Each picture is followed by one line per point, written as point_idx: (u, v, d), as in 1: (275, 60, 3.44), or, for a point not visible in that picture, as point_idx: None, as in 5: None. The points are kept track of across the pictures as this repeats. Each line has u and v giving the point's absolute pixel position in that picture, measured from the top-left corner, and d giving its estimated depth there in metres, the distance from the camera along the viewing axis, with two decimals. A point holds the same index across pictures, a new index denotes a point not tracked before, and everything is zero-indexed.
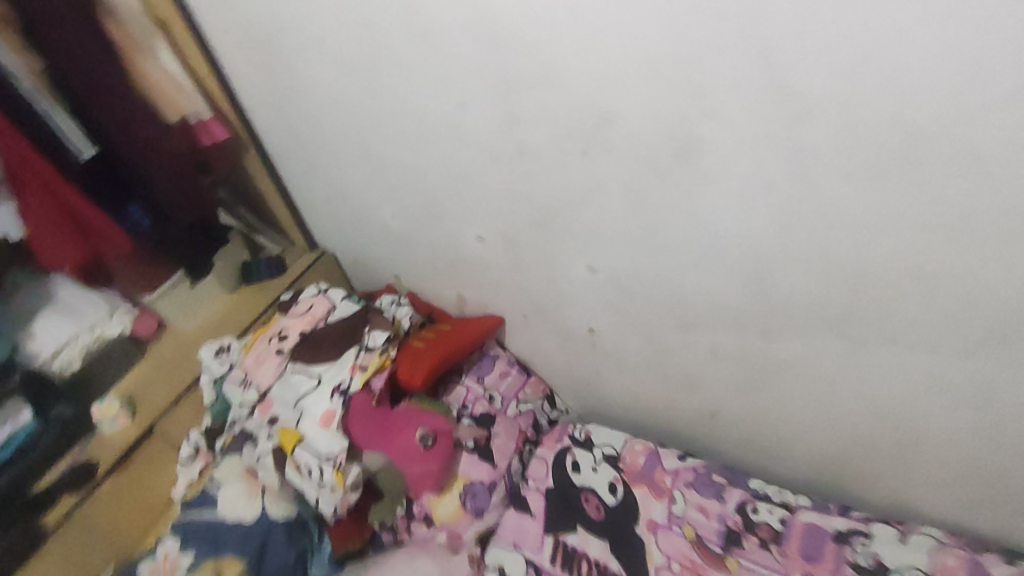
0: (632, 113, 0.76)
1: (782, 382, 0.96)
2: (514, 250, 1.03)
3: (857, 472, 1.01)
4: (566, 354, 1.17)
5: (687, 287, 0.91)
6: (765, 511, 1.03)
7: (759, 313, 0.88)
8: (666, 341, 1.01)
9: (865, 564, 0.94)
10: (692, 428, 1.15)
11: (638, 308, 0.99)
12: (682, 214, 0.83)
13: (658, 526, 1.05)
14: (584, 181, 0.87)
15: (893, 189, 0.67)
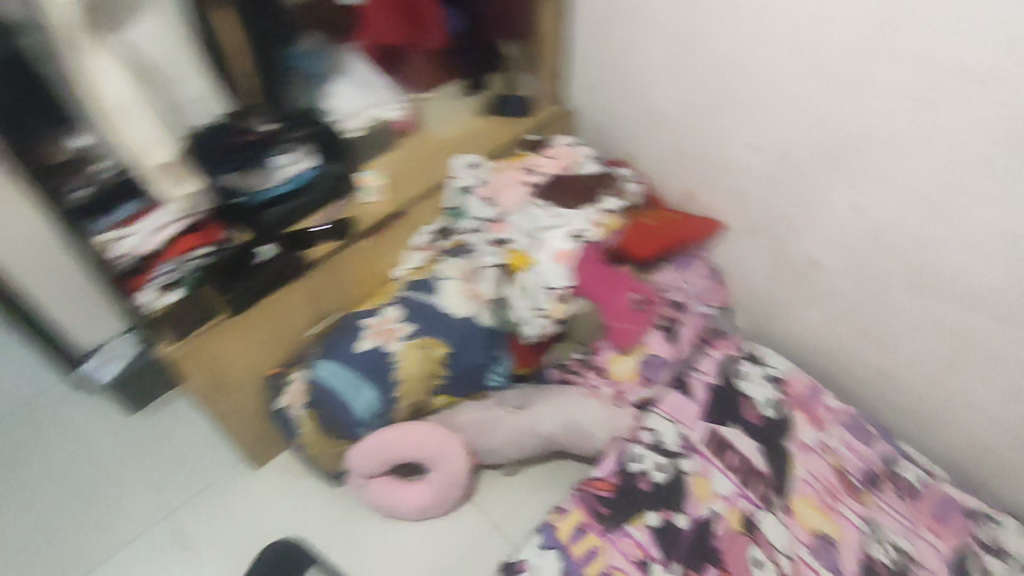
0: (1007, 80, 0.79)
1: (982, 372, 1.02)
2: (784, 168, 1.09)
3: (1005, 471, 1.10)
4: (770, 277, 1.25)
5: (950, 260, 0.96)
6: (907, 468, 1.15)
7: (1006, 303, 0.93)
8: (888, 299, 1.08)
9: (988, 541, 1.07)
10: (855, 382, 1.24)
11: (878, 262, 1.05)
12: (990, 190, 0.87)
13: (807, 447, 1.17)
14: (904, 127, 0.91)
15: None
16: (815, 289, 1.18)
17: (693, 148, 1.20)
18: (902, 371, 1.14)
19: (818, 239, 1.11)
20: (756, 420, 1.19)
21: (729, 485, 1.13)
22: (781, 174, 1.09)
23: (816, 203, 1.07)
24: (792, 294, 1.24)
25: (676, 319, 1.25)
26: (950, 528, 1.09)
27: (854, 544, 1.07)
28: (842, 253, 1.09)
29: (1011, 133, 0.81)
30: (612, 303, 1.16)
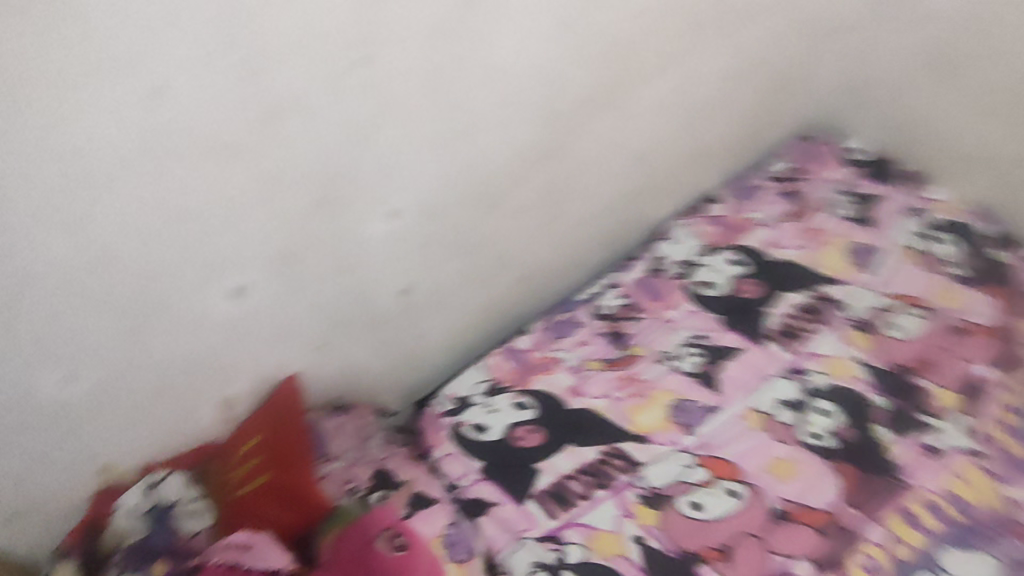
0: (300, 48, 0.69)
1: (566, 197, 1.04)
2: (260, 313, 0.82)
3: (626, 226, 1.20)
4: (389, 343, 0.99)
5: (440, 193, 0.87)
6: (608, 300, 1.16)
7: (517, 165, 0.93)
8: (430, 268, 0.94)
9: (677, 269, 1.19)
10: (503, 328, 1.16)
11: (383, 273, 0.89)
12: (398, 143, 0.81)
13: (577, 387, 1.05)
14: (280, 160, 0.74)
15: (532, 34, 0.84)
16: (416, 318, 0.99)
17: (138, 395, 0.79)
18: (503, 291, 1.09)
19: (390, 265, 0.89)
20: (539, 430, 1.01)
21: (612, 493, 0.95)
22: (278, 303, 0.83)
23: (303, 294, 0.84)
24: (394, 350, 1.01)
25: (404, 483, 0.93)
26: (665, 292, 1.16)
27: (686, 385, 1.04)
28: (421, 247, 0.90)
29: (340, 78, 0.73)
30: None
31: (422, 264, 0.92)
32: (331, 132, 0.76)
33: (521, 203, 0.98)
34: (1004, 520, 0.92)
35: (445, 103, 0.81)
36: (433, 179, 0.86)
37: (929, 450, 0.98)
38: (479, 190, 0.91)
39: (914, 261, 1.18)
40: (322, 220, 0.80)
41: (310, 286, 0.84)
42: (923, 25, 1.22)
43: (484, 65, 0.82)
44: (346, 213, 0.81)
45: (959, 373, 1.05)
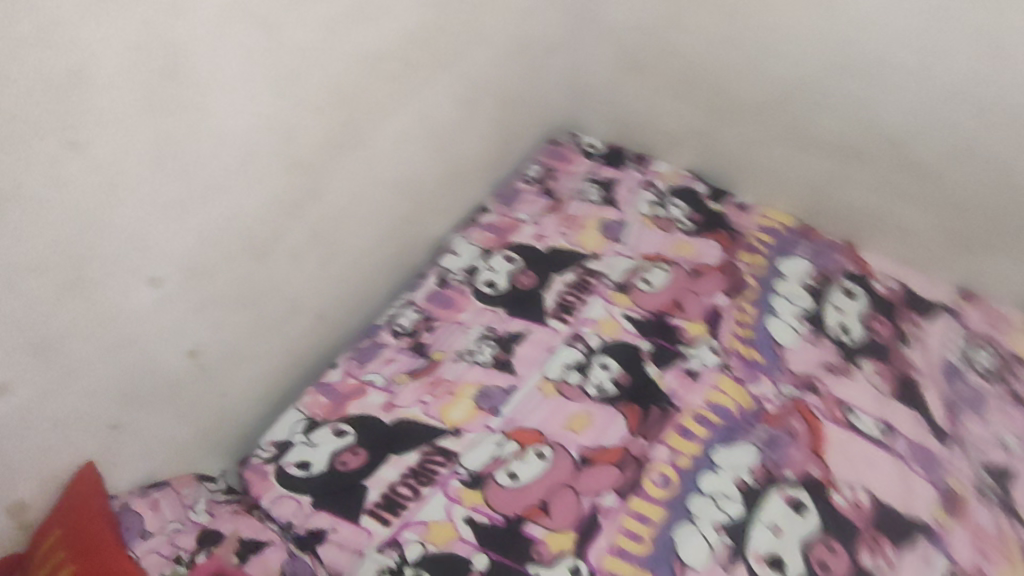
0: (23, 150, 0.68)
1: (338, 234, 1.13)
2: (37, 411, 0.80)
3: (405, 248, 1.31)
4: (192, 407, 1.00)
5: (206, 253, 0.92)
6: (405, 317, 1.26)
7: (278, 214, 1.00)
8: (213, 324, 0.97)
9: (461, 276, 1.32)
10: (311, 367, 1.21)
11: (164, 338, 0.91)
12: (152, 219, 0.83)
13: (390, 401, 1.13)
14: (25, 261, 0.73)
15: (265, 99, 0.90)
16: (214, 377, 1.02)
17: None
18: (300, 331, 1.14)
19: (171, 331, 0.92)
20: (361, 450, 1.07)
21: (437, 487, 1.03)
22: (57, 396, 0.82)
23: (85, 382, 0.84)
24: (199, 414, 1.02)
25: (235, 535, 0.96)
26: (454, 299, 1.28)
27: (487, 375, 1.16)
28: (199, 308, 0.94)
29: (72, 171, 0.73)
30: None
31: (203, 321, 0.96)
32: (59, 218, 0.74)
33: (293, 244, 1.05)
34: (752, 413, 1.13)
35: (174, 172, 0.83)
36: (187, 242, 0.89)
37: (689, 374, 1.17)
38: (243, 242, 0.96)
39: (655, 226, 1.41)
40: (78, 304, 0.80)
41: (84, 368, 0.83)
42: (613, 38, 1.47)
43: (213, 130, 0.85)
44: (99, 293, 0.81)
45: (701, 306, 1.27)
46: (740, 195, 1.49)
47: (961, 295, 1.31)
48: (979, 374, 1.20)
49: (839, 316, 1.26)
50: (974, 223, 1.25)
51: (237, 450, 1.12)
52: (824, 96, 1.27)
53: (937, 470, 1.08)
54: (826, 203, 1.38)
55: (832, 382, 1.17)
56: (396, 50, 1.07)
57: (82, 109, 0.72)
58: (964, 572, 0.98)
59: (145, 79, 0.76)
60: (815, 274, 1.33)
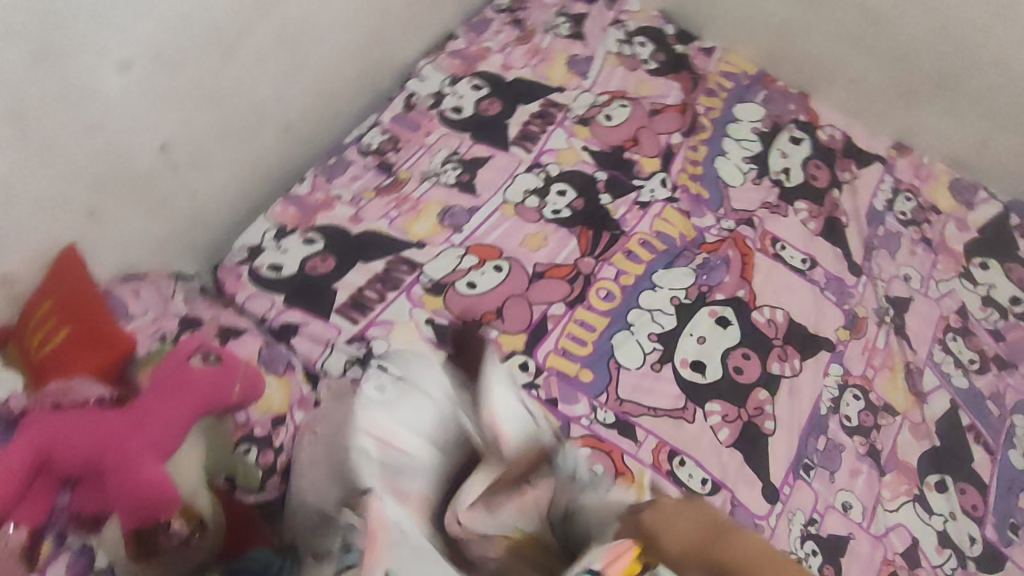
0: None
1: (307, 40, 1.12)
2: (13, 182, 0.83)
3: (373, 69, 1.31)
4: (162, 203, 1.03)
5: (165, 42, 0.90)
6: (371, 137, 1.29)
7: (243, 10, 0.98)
8: (181, 119, 0.98)
9: (429, 101, 1.34)
10: (279, 179, 1.24)
11: (135, 124, 0.92)
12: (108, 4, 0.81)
13: (358, 215, 1.19)
14: None
15: None
16: (184, 172, 1.04)
17: None
18: (267, 140, 1.16)
19: (138, 119, 0.92)
20: (330, 257, 1.14)
21: (402, 293, 1.12)
22: (32, 170, 0.84)
23: (51, 162, 0.85)
24: (172, 211, 1.06)
25: (211, 324, 1.03)
26: (422, 122, 1.31)
27: (450, 195, 1.23)
28: (165, 102, 0.95)
29: None
30: (191, 382, 0.83)
31: (171, 114, 0.96)
32: None
33: (260, 47, 1.04)
34: (693, 242, 1.24)
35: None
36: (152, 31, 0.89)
37: (639, 205, 1.25)
38: (210, 37, 0.96)
39: (621, 63, 1.43)
40: (46, 75, 0.79)
41: (58, 145, 0.85)
42: None
43: None
44: (69, 71, 0.81)
45: (657, 143, 1.33)
46: (706, 39, 1.51)
47: (895, 148, 1.40)
48: (897, 220, 1.32)
49: (783, 161, 1.35)
50: (917, 75, 1.32)
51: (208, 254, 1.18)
52: None
53: (846, 299, 1.22)
54: (786, 48, 1.43)
55: (769, 219, 1.28)
56: None
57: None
58: (854, 380, 1.14)
59: None
60: (767, 120, 1.40)
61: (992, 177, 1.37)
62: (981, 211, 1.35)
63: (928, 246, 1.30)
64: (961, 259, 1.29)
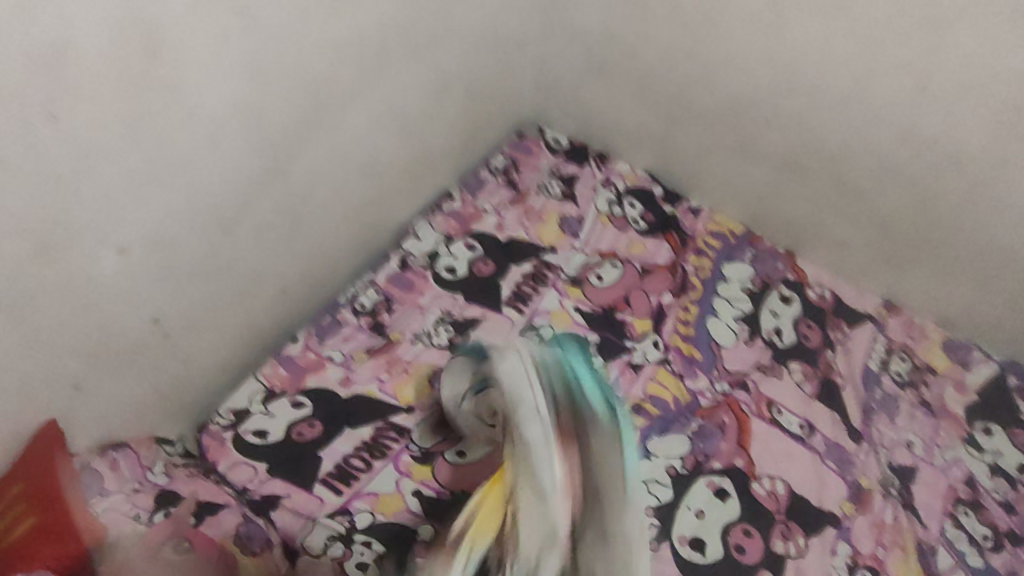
0: None
1: (305, 212, 1.16)
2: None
3: (371, 231, 1.35)
4: (150, 373, 1.03)
5: (168, 226, 0.93)
6: (366, 296, 1.31)
7: (245, 191, 1.02)
8: (175, 294, 1.00)
9: (424, 260, 1.38)
10: (271, 339, 1.25)
11: (128, 300, 0.93)
12: (115, 199, 0.83)
13: (347, 377, 1.19)
14: None
15: (241, 81, 0.90)
16: (176, 341, 1.05)
17: None
18: (261, 303, 1.18)
19: (132, 296, 0.94)
20: (318, 422, 1.13)
21: (390, 461, 1.10)
22: (19, 353, 0.83)
23: (42, 344, 0.85)
24: (160, 380, 1.06)
25: (190, 498, 0.99)
26: (417, 281, 1.34)
27: (441, 357, 1.23)
28: (161, 278, 0.96)
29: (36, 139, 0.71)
30: None
31: (168, 289, 0.98)
32: (34, 186, 0.74)
33: (259, 220, 1.08)
34: (687, 407, 1.22)
35: (145, 144, 0.83)
36: (162, 216, 0.91)
37: (630, 368, 1.25)
38: (211, 216, 0.98)
39: (611, 224, 1.48)
40: (45, 265, 0.80)
41: (51, 328, 0.85)
42: (582, 40, 1.49)
43: (185, 110, 0.85)
44: (66, 259, 0.82)
45: (649, 303, 1.35)
46: (694, 199, 1.56)
47: (885, 307, 1.42)
48: (893, 381, 1.30)
49: (774, 320, 1.36)
50: (899, 241, 1.34)
51: (194, 417, 1.16)
52: (772, 113, 1.33)
53: (848, 467, 1.18)
54: (769, 211, 1.47)
55: (763, 382, 1.26)
56: (369, 37, 1.08)
57: (58, 84, 0.71)
58: (862, 560, 1.08)
59: (121, 56, 0.74)
60: (756, 280, 1.42)
61: (984, 337, 1.36)
62: (977, 371, 1.34)
63: (927, 409, 1.28)
64: (962, 422, 1.26)
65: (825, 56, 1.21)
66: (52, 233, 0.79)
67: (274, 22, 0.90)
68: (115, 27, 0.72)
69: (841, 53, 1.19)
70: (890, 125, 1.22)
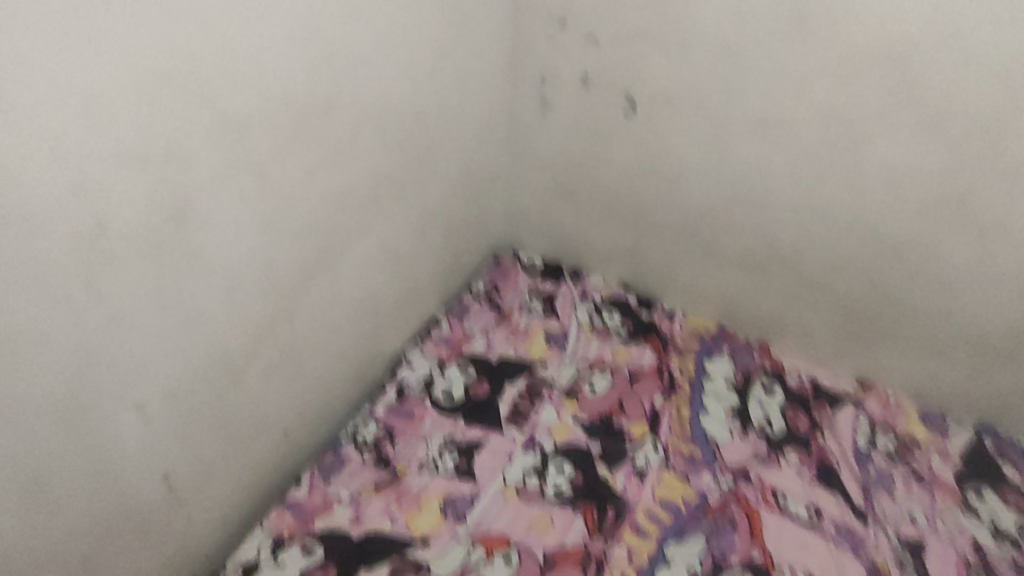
0: (34, 302, 0.71)
1: (308, 351, 1.19)
2: (18, 544, 0.80)
3: (366, 365, 1.39)
4: (159, 532, 1.00)
5: (184, 378, 0.94)
6: (366, 430, 1.32)
7: (255, 338, 1.05)
8: (186, 448, 1.00)
9: (419, 388, 1.40)
10: (275, 484, 1.23)
11: (142, 461, 0.93)
12: (138, 356, 0.86)
13: (356, 516, 1.17)
14: (22, 394, 0.73)
15: (253, 236, 0.97)
16: (185, 496, 1.03)
17: None
18: (265, 447, 1.17)
19: (146, 454, 0.93)
20: (332, 567, 1.09)
21: None
22: (37, 526, 0.81)
23: (59, 514, 0.83)
24: (168, 539, 1.03)
25: None
26: (415, 409, 1.36)
27: (450, 484, 1.23)
28: (173, 432, 0.96)
29: (73, 306, 0.75)
30: None
31: (179, 443, 0.98)
32: (66, 353, 0.76)
33: (267, 365, 1.10)
34: (697, 507, 1.23)
35: (167, 304, 0.87)
36: (178, 370, 0.93)
37: (636, 472, 1.27)
38: (223, 365, 1.01)
39: (594, 333, 1.56)
40: (70, 431, 0.80)
41: (68, 498, 0.84)
42: (547, 169, 1.64)
43: (205, 266, 0.90)
44: (90, 422, 0.83)
45: (642, 407, 1.39)
46: (666, 303, 1.66)
47: (860, 386, 1.50)
48: (884, 456, 1.36)
49: (762, 410, 1.42)
50: (861, 324, 1.45)
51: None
52: (727, 220, 1.47)
53: (862, 547, 1.20)
54: (737, 307, 1.58)
55: (764, 472, 1.30)
56: (364, 185, 1.17)
57: (100, 253, 0.76)
58: None
59: (153, 222, 0.80)
60: (737, 373, 1.50)
61: (954, 402, 1.45)
62: (957, 438, 1.41)
63: (920, 480, 1.33)
64: (956, 489, 1.31)
65: (768, 166, 1.36)
66: (80, 396, 0.80)
67: (283, 180, 0.98)
68: (153, 195, 0.79)
69: (780, 164, 1.34)
70: (832, 222, 1.36)
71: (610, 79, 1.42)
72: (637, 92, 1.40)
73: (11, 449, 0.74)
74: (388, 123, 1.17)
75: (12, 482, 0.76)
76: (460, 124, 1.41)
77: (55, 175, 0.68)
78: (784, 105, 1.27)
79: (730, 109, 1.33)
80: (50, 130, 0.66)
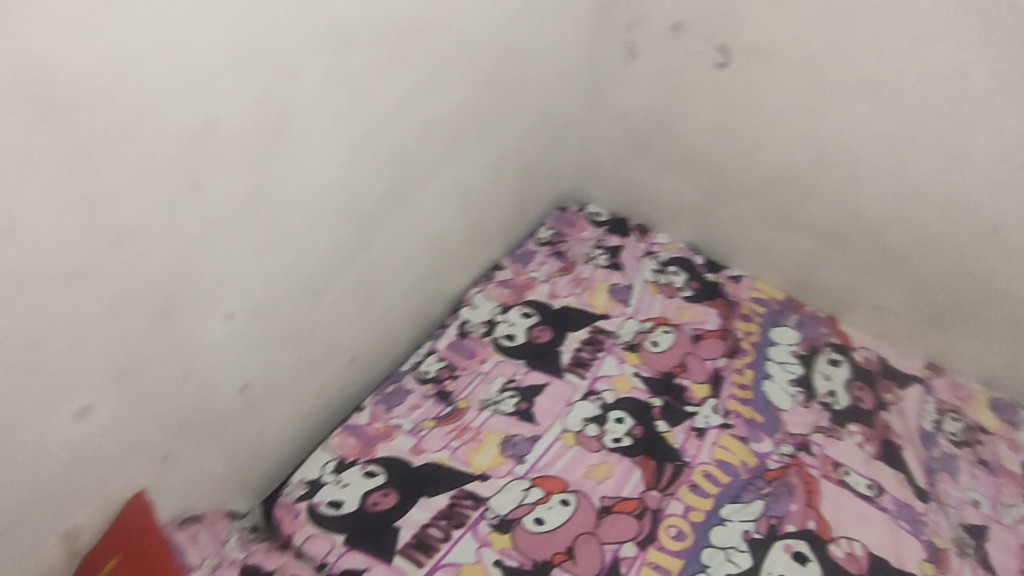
0: (146, 199, 0.71)
1: (380, 281, 1.19)
2: (111, 435, 0.82)
3: (431, 301, 1.39)
4: (232, 441, 1.03)
5: (267, 293, 0.95)
6: (428, 365, 1.33)
7: (334, 261, 1.05)
8: (263, 363, 1.02)
9: (481, 329, 1.41)
10: (338, 408, 1.25)
11: (224, 370, 0.95)
12: (230, 266, 0.86)
13: (417, 445, 1.19)
14: (127, 291, 0.74)
15: (344, 158, 0.96)
16: (257, 409, 1.05)
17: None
18: (333, 371, 1.19)
19: (228, 363, 0.95)
20: (392, 491, 1.12)
21: (467, 529, 1.08)
22: (128, 420, 0.84)
23: (149, 411, 0.86)
24: (239, 448, 1.06)
25: None
26: (477, 349, 1.36)
27: (509, 424, 1.24)
28: (253, 346, 0.98)
29: (178, 208, 0.75)
30: None
31: (257, 357, 1.00)
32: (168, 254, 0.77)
33: (342, 290, 1.11)
34: (755, 470, 1.22)
35: (260, 216, 0.87)
36: (264, 284, 0.94)
37: (695, 431, 1.26)
38: (304, 285, 1.02)
39: (659, 291, 1.53)
40: (163, 333, 0.82)
41: (157, 397, 0.86)
42: (624, 120, 1.59)
43: (297, 182, 0.90)
44: (182, 325, 0.84)
45: (704, 368, 1.38)
46: (733, 267, 1.63)
47: (929, 368, 1.46)
48: (950, 441, 1.33)
49: (827, 382, 1.39)
50: (940, 305, 1.40)
51: (261, 488, 1.15)
52: (811, 186, 1.42)
53: (922, 527, 1.17)
54: (808, 277, 1.53)
55: (825, 444, 1.28)
56: (450, 117, 1.15)
57: (206, 157, 0.76)
58: None
59: (255, 131, 0.80)
60: (803, 343, 1.47)
61: None
62: None
63: (986, 467, 1.29)
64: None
65: (864, 131, 1.30)
66: (176, 299, 0.81)
67: (377, 103, 0.96)
68: (257, 106, 0.78)
69: (878, 130, 1.28)
70: (925, 196, 1.30)
71: (705, 28, 1.36)
72: (732, 44, 1.34)
73: (112, 342, 0.76)
74: (478, 56, 1.13)
75: (110, 376, 0.78)
76: (544, 65, 1.36)
77: (174, 73, 0.68)
78: (893, 67, 1.20)
79: (832, 67, 1.26)
80: (172, 24, 0.65)
